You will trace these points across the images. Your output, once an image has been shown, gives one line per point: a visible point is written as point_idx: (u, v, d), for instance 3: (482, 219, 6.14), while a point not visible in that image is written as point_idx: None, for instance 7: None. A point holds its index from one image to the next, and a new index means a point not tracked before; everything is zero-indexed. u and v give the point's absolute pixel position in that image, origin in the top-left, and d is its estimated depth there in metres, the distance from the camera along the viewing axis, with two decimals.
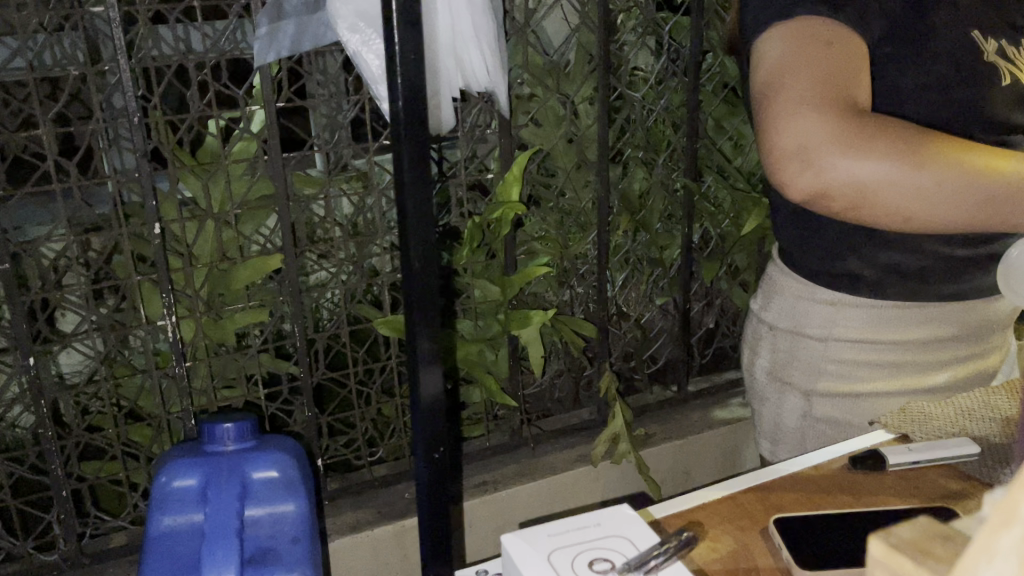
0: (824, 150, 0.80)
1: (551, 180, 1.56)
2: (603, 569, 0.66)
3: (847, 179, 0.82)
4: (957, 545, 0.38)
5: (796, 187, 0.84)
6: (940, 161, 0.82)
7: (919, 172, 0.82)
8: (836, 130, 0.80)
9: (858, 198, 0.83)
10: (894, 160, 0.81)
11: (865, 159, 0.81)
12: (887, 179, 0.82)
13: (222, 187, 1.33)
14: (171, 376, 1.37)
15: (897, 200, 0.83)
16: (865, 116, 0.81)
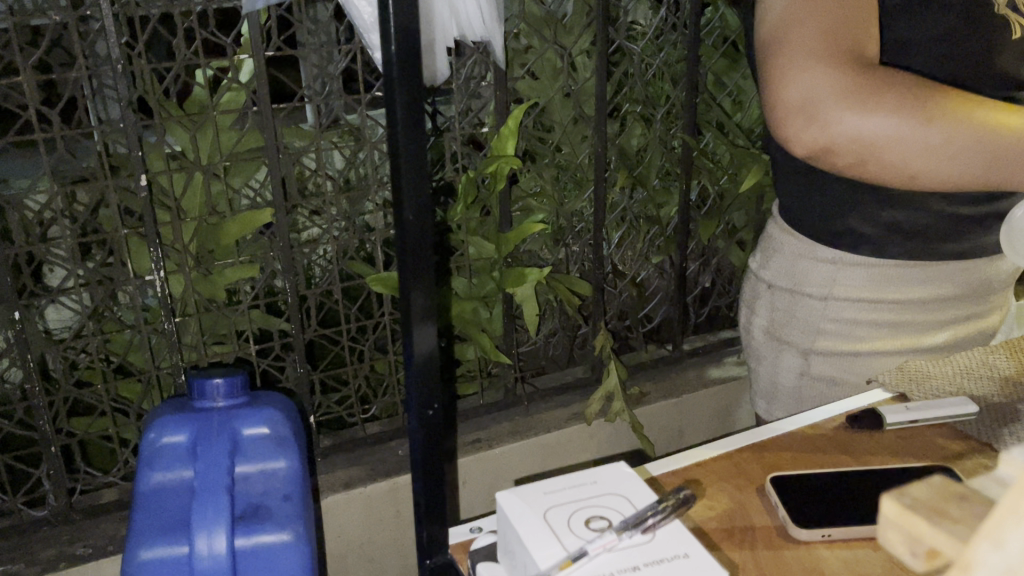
0: (829, 104, 0.78)
1: (547, 135, 1.53)
2: (600, 527, 0.65)
3: (854, 134, 0.79)
4: (972, 503, 0.37)
5: (800, 143, 0.81)
6: (950, 116, 0.79)
7: (929, 127, 0.79)
8: (843, 84, 0.77)
9: (864, 154, 0.81)
10: (902, 115, 0.78)
11: (872, 113, 0.78)
12: (895, 135, 0.79)
13: (211, 139, 1.30)
14: (160, 332, 1.35)
15: (905, 157, 0.80)
16: (873, 69, 0.79)
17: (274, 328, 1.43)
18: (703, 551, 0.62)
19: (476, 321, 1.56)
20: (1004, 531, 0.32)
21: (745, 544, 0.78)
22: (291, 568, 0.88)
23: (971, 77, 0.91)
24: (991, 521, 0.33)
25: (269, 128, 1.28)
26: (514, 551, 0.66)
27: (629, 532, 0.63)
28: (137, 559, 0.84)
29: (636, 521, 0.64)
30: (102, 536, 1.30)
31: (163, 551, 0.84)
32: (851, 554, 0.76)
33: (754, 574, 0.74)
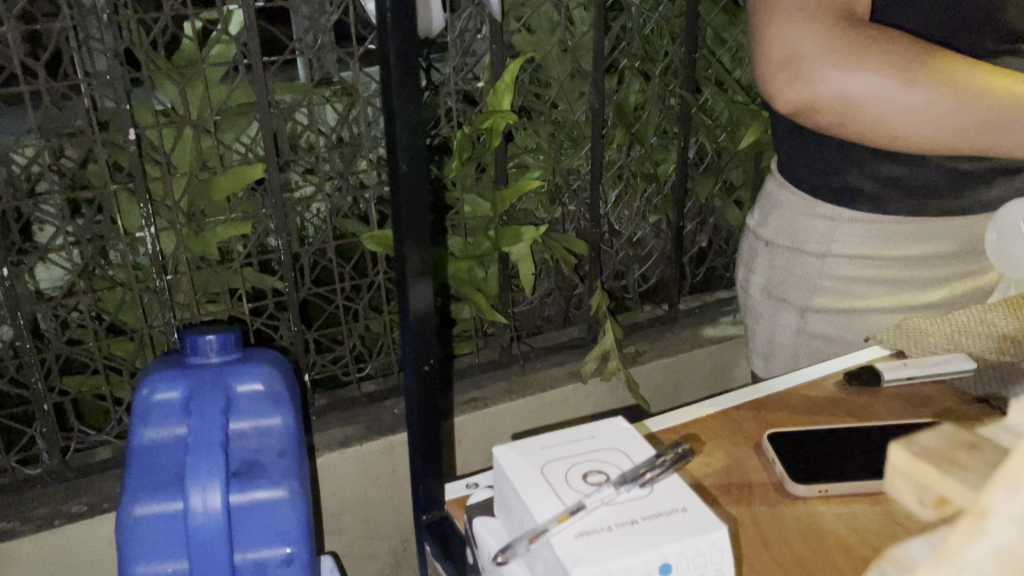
0: (814, 60, 0.78)
1: (544, 91, 1.51)
2: (597, 481, 0.64)
3: (835, 93, 0.78)
4: (983, 452, 0.37)
5: (783, 99, 0.81)
6: (935, 78, 0.77)
7: (912, 89, 0.77)
8: (828, 41, 0.77)
9: (847, 113, 0.80)
10: (886, 74, 0.77)
11: (854, 72, 0.77)
12: (877, 94, 0.77)
13: (201, 93, 1.27)
14: (152, 290, 1.34)
15: (888, 118, 0.79)
16: (863, 28, 0.78)
17: (268, 287, 1.41)
18: (701, 504, 0.61)
19: (472, 281, 1.55)
20: (1021, 477, 0.32)
21: (742, 500, 0.78)
22: (285, 525, 0.88)
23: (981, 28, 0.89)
24: (1008, 467, 0.32)
25: (259, 82, 1.26)
26: (511, 506, 0.65)
27: (627, 487, 0.63)
28: (132, 515, 0.83)
29: (631, 475, 0.64)
30: (96, 494, 1.30)
31: (158, 508, 0.84)
32: (848, 509, 0.76)
33: (752, 529, 0.74)
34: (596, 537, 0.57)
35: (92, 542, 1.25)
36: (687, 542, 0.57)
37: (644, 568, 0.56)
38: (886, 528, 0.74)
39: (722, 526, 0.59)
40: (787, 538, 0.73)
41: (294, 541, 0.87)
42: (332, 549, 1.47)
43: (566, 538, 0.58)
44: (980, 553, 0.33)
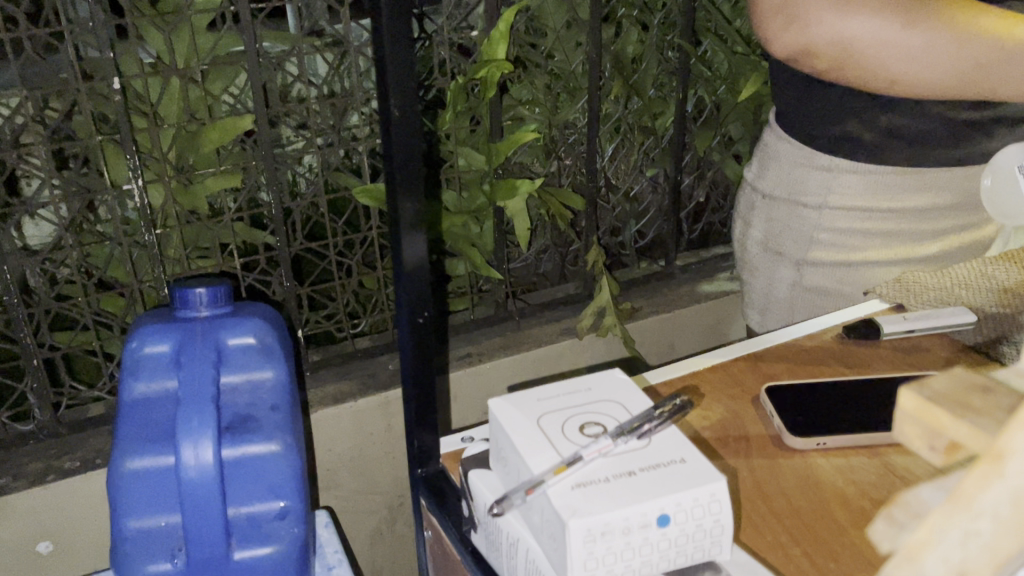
0: (809, 3, 0.76)
1: (540, 40, 1.47)
2: (594, 432, 0.63)
3: (832, 35, 0.77)
4: (996, 395, 0.36)
5: (783, 43, 0.81)
6: (936, 17, 0.74)
7: (913, 30, 0.74)
8: None
9: (844, 56, 0.78)
10: (885, 15, 0.74)
11: (851, 14, 0.75)
12: (876, 37, 0.75)
13: (187, 42, 1.24)
14: (141, 244, 1.32)
15: (889, 61, 0.77)
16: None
17: (258, 241, 1.39)
18: (699, 455, 0.60)
19: (467, 236, 1.53)
20: None
21: (740, 453, 0.77)
22: (279, 479, 0.87)
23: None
24: None
25: (247, 30, 1.23)
26: (507, 458, 0.64)
27: (624, 438, 0.61)
28: (124, 469, 0.83)
29: (629, 426, 0.63)
30: (89, 450, 1.29)
31: (151, 462, 0.83)
32: (846, 462, 0.75)
33: (749, 482, 0.73)
34: (593, 488, 0.57)
35: (86, 497, 1.24)
36: (685, 492, 0.56)
37: (642, 519, 0.55)
38: (884, 480, 0.73)
39: (720, 477, 0.58)
40: (784, 490, 0.72)
41: (288, 495, 0.87)
42: (327, 504, 1.47)
43: (562, 489, 0.57)
44: (998, 495, 0.32)
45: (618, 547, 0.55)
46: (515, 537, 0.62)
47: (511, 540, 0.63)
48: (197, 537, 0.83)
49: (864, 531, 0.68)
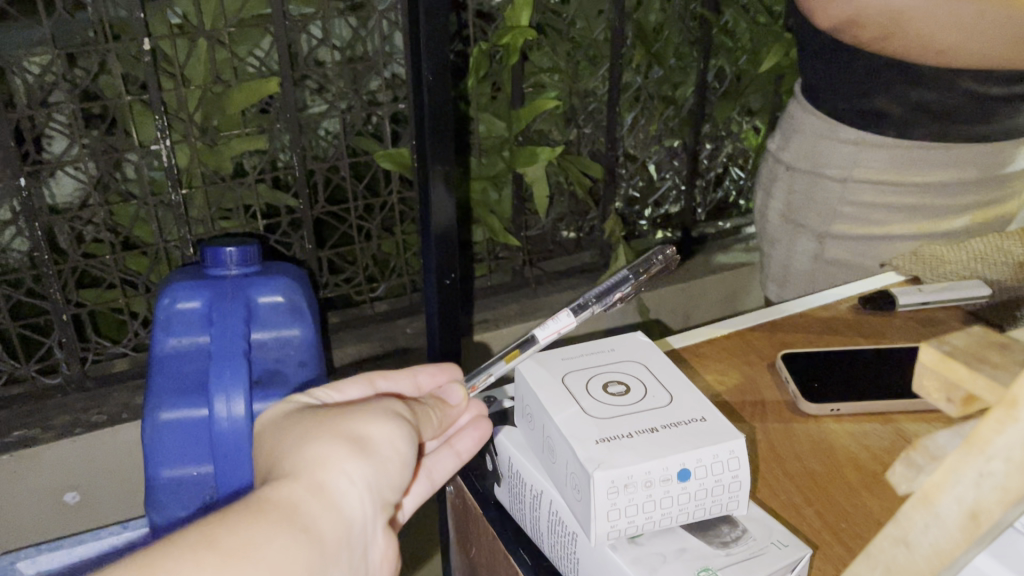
0: None
1: (564, 7, 1.47)
2: (617, 390, 0.65)
3: (882, 5, 0.90)
4: (1014, 352, 0.37)
5: (827, 13, 0.97)
6: None
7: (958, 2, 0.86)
8: None
9: (890, 23, 0.91)
10: None
11: None
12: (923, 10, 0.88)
13: (214, 4, 1.25)
14: (166, 204, 1.34)
15: (930, 25, 0.89)
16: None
17: (281, 203, 1.42)
18: (719, 414, 0.62)
19: (486, 202, 1.54)
20: None
21: (757, 417, 0.79)
22: None
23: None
24: None
25: None
26: (533, 415, 0.66)
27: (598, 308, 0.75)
28: (157, 420, 0.85)
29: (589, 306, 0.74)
30: (115, 405, 1.33)
31: (184, 414, 0.86)
32: (860, 427, 0.77)
33: (766, 445, 0.75)
34: (617, 443, 0.58)
35: (114, 449, 1.28)
36: (705, 449, 0.58)
37: (664, 473, 0.57)
38: (897, 445, 0.75)
39: (739, 435, 0.60)
40: (799, 454, 0.74)
41: None
42: None
43: (588, 443, 0.59)
44: (1012, 440, 0.33)
45: (640, 500, 0.57)
46: (539, 489, 0.65)
47: (535, 492, 0.65)
48: (227, 486, 0.85)
49: (875, 493, 0.70)
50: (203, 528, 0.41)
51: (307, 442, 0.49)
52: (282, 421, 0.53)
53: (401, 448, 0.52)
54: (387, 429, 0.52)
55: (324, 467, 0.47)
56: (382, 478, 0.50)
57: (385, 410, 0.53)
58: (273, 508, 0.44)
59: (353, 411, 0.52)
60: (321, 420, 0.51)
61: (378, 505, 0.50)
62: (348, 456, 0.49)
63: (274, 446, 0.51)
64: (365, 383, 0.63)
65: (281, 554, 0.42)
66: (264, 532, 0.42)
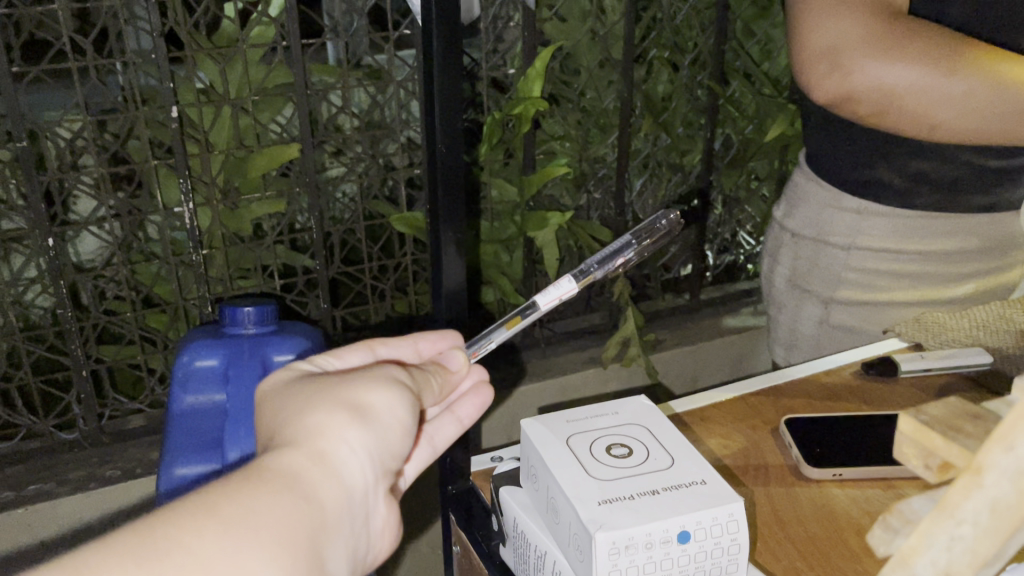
0: (854, 54, 0.90)
1: (575, 78, 1.54)
2: (620, 453, 0.67)
3: (876, 81, 0.90)
4: (985, 423, 0.43)
5: (823, 88, 0.94)
6: (971, 68, 0.88)
7: (952, 78, 0.88)
8: (868, 37, 0.89)
9: (884, 101, 0.92)
10: (924, 64, 0.88)
11: (895, 63, 0.89)
12: (917, 84, 0.89)
13: (240, 73, 1.31)
14: (187, 264, 1.38)
15: (926, 102, 0.90)
16: (905, 26, 0.89)
17: (298, 264, 1.46)
18: (720, 478, 0.63)
19: (497, 264, 1.58)
20: (1012, 437, 0.38)
21: (759, 480, 0.79)
22: None
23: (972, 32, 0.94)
24: (1002, 430, 0.38)
25: (298, 65, 1.31)
26: (538, 475, 0.68)
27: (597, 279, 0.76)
28: (174, 475, 0.90)
29: (590, 273, 0.74)
30: (130, 460, 1.35)
31: (199, 470, 0.90)
32: (862, 492, 0.77)
33: (768, 508, 0.76)
34: (618, 504, 0.60)
35: (128, 505, 1.30)
36: (705, 511, 0.59)
37: (664, 535, 0.58)
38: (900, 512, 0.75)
39: (739, 498, 0.61)
40: (801, 518, 0.74)
41: None
42: None
43: (591, 504, 0.60)
44: (978, 504, 0.40)
45: (641, 561, 0.58)
46: (542, 550, 0.66)
47: (538, 553, 0.67)
48: None
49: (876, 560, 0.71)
50: (203, 494, 0.39)
51: (306, 410, 0.47)
52: (279, 389, 0.51)
53: (399, 416, 0.50)
54: (386, 397, 0.50)
55: (325, 435, 0.46)
56: (382, 447, 0.48)
57: (383, 379, 0.52)
58: (275, 474, 0.42)
59: (351, 380, 0.51)
60: (318, 389, 0.49)
61: (378, 472, 0.48)
62: (348, 423, 0.47)
63: (270, 416, 0.49)
64: (363, 352, 0.63)
65: (286, 520, 0.40)
66: (268, 495, 0.40)
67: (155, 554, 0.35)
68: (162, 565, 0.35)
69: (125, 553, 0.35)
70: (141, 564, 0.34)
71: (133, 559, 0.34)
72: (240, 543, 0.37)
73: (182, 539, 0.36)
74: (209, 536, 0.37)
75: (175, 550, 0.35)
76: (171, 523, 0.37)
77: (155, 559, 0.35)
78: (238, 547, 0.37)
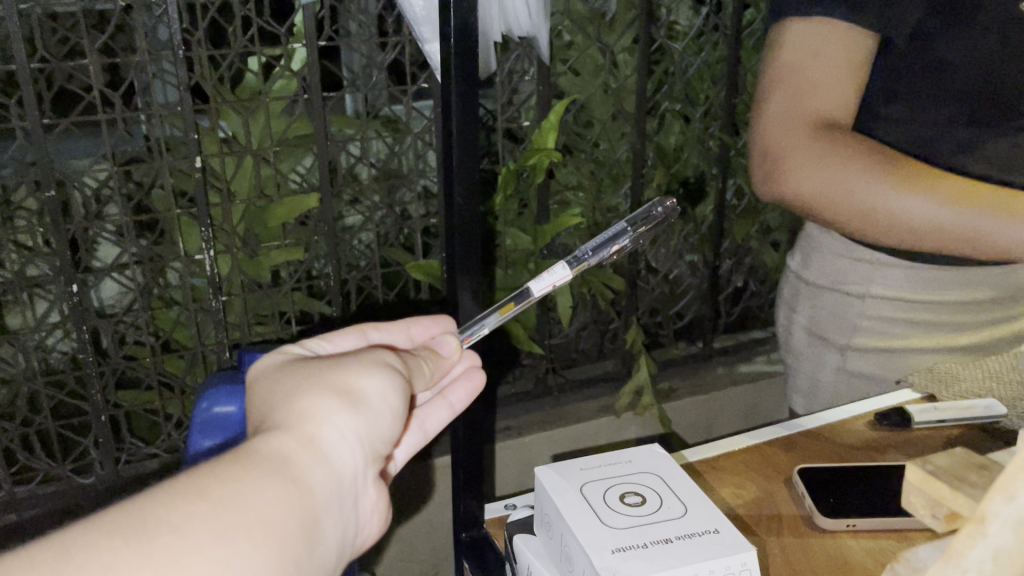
0: (775, 162, 0.81)
1: (587, 130, 1.57)
2: (633, 502, 0.67)
3: (796, 192, 0.82)
4: (989, 472, 0.46)
5: (757, 184, 0.86)
6: (894, 193, 0.78)
7: (870, 199, 0.79)
8: (789, 149, 0.79)
9: (808, 209, 0.83)
10: (841, 183, 0.79)
11: (813, 180, 0.79)
12: (836, 201, 0.80)
13: (263, 125, 1.35)
14: (206, 310, 1.41)
15: (849, 219, 0.81)
16: (833, 141, 0.78)
17: (315, 311, 1.48)
18: (732, 527, 0.64)
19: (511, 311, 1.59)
20: (1015, 486, 0.40)
21: (772, 531, 0.78)
22: None
23: (971, 149, 0.87)
24: (1005, 478, 0.40)
25: (319, 117, 1.34)
26: (552, 523, 0.68)
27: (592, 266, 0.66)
28: None
29: (585, 260, 0.66)
30: None
31: None
32: (876, 544, 0.75)
33: (781, 561, 0.74)
34: (632, 554, 0.60)
35: None
36: (718, 561, 0.60)
37: None
38: None
39: (752, 548, 0.62)
40: (815, 569, 0.73)
41: None
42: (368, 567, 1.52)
43: (604, 553, 0.61)
44: (982, 553, 0.40)
45: None
46: None
47: None
48: None
49: None
50: (183, 480, 0.35)
51: (295, 393, 0.43)
52: (269, 373, 0.47)
53: (393, 401, 0.46)
54: (380, 380, 0.46)
55: (315, 418, 0.42)
56: (375, 433, 0.44)
57: (375, 361, 0.47)
58: (261, 457, 0.38)
59: (344, 362, 0.46)
60: (309, 371, 0.45)
61: (370, 460, 0.44)
62: (339, 407, 0.43)
63: (260, 399, 0.44)
64: (355, 337, 0.59)
65: (273, 510, 0.36)
66: (254, 480, 0.36)
67: (130, 546, 0.31)
68: (142, 553, 0.31)
69: (113, 533, 0.32)
70: (129, 544, 0.31)
71: (113, 542, 0.31)
72: (223, 535, 0.33)
73: (165, 528, 0.32)
74: (195, 523, 0.33)
75: (161, 531, 0.32)
76: (151, 507, 0.33)
77: (133, 547, 0.31)
78: (221, 534, 0.33)
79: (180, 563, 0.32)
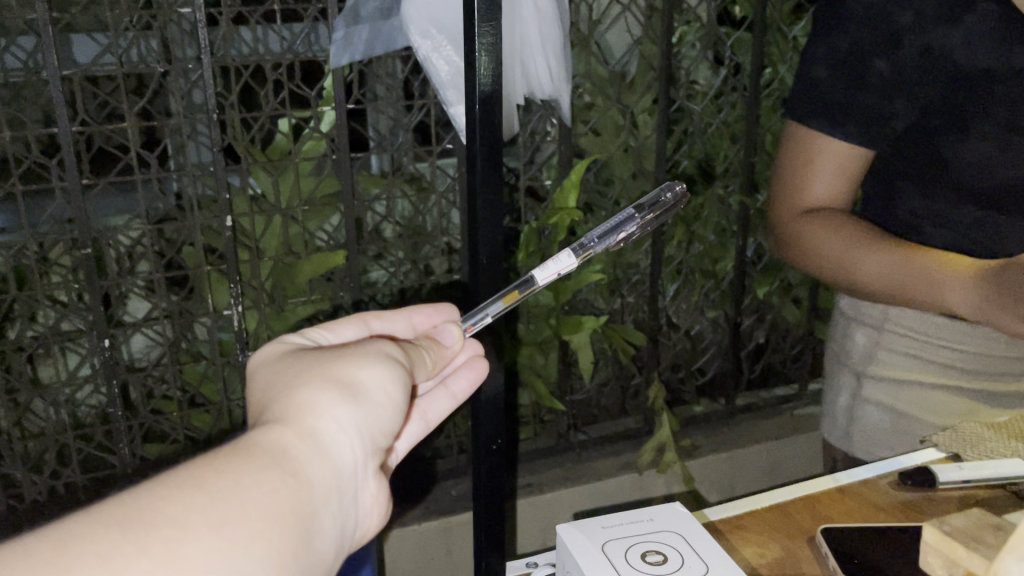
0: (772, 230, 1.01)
1: (608, 189, 1.60)
2: (655, 560, 0.68)
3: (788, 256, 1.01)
4: (1004, 532, 0.49)
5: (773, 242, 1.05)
6: (849, 266, 0.93)
7: (833, 270, 0.95)
8: (778, 223, 0.99)
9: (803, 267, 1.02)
10: (808, 257, 0.97)
11: (791, 251, 0.98)
12: (812, 268, 0.98)
13: (292, 183, 1.39)
14: (232, 364, 1.43)
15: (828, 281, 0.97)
16: (801, 224, 0.95)
17: None
18: None
19: (532, 366, 1.61)
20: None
21: None
22: None
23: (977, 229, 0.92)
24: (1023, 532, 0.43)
25: (347, 177, 1.38)
26: None
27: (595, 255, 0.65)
28: None
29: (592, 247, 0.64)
30: None
31: None
32: None
33: None
34: None
35: None
36: None
37: None
38: None
39: None
40: None
41: None
42: None
43: None
44: None
45: None
46: None
47: None
48: None
49: None
50: (181, 472, 0.35)
51: (294, 385, 0.42)
52: (271, 360, 0.46)
53: (393, 394, 0.44)
54: (381, 373, 0.44)
55: (312, 411, 0.40)
56: (376, 425, 0.43)
57: (375, 352, 0.45)
58: (258, 450, 0.37)
59: (345, 353, 0.45)
60: (311, 359, 0.44)
61: (370, 452, 0.43)
62: (337, 399, 0.41)
63: (260, 388, 0.43)
64: (355, 326, 0.56)
65: (271, 503, 0.35)
66: (253, 473, 0.36)
67: (126, 537, 0.31)
68: (139, 548, 0.31)
69: (107, 524, 0.31)
70: (124, 536, 0.31)
71: (108, 533, 0.31)
72: (222, 529, 0.33)
73: (165, 522, 0.32)
74: (190, 517, 0.33)
75: (160, 524, 0.32)
76: (149, 500, 0.33)
77: (129, 539, 0.31)
78: (219, 527, 0.33)
79: (174, 556, 0.31)
